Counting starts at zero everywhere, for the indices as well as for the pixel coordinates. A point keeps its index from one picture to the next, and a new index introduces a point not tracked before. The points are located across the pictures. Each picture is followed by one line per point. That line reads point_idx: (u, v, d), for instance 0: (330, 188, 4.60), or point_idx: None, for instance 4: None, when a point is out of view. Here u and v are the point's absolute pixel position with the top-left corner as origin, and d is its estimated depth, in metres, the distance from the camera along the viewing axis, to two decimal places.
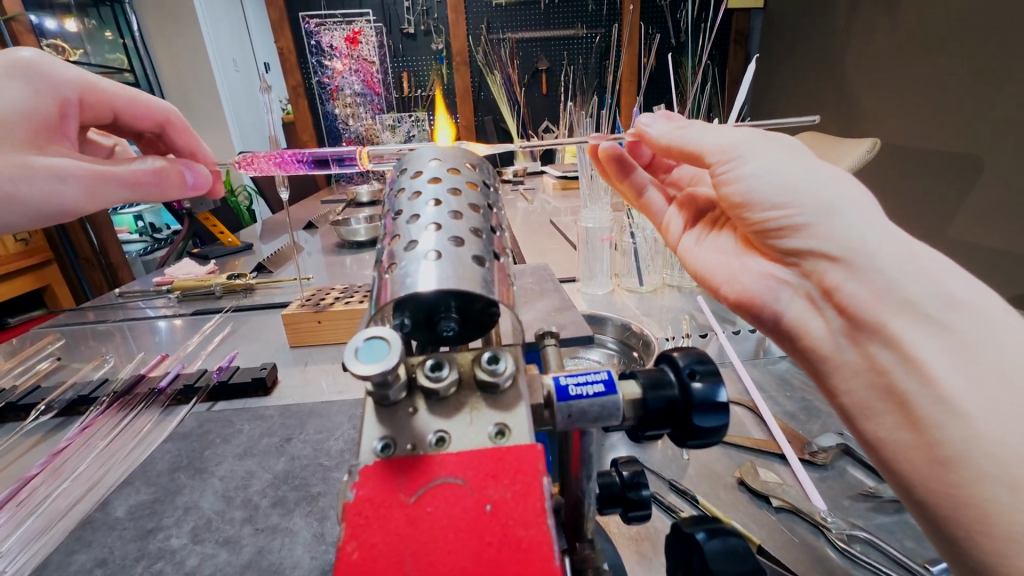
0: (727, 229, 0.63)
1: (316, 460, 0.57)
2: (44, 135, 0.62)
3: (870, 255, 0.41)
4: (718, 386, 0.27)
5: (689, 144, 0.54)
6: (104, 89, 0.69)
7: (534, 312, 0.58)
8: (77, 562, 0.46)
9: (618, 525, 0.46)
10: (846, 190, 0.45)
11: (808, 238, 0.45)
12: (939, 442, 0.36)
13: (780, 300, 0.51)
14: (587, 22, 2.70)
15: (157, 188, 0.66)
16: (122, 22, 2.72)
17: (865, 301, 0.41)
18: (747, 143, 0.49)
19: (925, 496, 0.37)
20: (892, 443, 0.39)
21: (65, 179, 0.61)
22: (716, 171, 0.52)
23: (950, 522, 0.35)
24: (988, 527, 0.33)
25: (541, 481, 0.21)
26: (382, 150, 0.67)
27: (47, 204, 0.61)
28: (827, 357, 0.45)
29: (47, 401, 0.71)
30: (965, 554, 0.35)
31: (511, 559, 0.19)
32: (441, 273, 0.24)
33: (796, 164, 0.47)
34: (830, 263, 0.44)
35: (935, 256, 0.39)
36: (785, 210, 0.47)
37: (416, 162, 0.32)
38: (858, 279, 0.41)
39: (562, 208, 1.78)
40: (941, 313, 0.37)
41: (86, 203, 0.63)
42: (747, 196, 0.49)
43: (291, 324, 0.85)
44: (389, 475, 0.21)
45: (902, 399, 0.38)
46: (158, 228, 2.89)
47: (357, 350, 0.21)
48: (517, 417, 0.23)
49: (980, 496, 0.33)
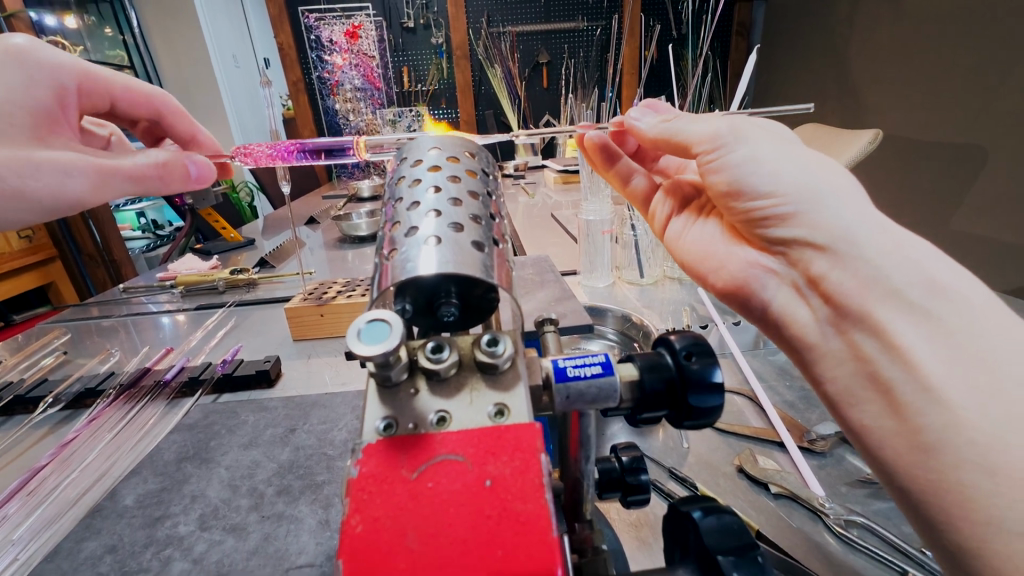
0: (715, 216, 0.63)
1: (321, 450, 0.58)
2: (46, 128, 0.62)
3: (857, 243, 0.41)
4: (713, 366, 0.28)
5: (677, 133, 0.55)
6: (100, 76, 0.69)
7: (535, 302, 0.58)
8: (87, 549, 0.47)
9: (618, 511, 0.47)
10: (834, 178, 0.45)
11: (796, 227, 0.46)
12: (920, 429, 0.36)
13: (767, 288, 0.52)
14: (589, 14, 2.68)
15: (161, 182, 0.68)
16: (122, 18, 2.73)
17: (850, 289, 0.41)
18: (734, 132, 0.50)
19: (907, 483, 0.37)
20: (877, 430, 0.39)
21: (70, 173, 0.62)
22: (702, 161, 0.53)
23: (931, 508, 0.35)
24: (967, 512, 0.33)
25: (539, 458, 0.21)
26: (382, 142, 0.67)
27: (54, 197, 0.62)
28: (813, 345, 0.46)
29: (55, 393, 0.72)
30: (945, 540, 0.35)
31: (510, 531, 0.20)
32: (442, 257, 0.24)
33: (783, 153, 0.48)
34: (817, 253, 0.44)
35: (923, 245, 0.40)
36: (772, 199, 0.47)
37: (416, 150, 0.33)
38: (845, 268, 0.42)
39: (564, 202, 1.78)
40: (924, 301, 0.37)
41: (92, 195, 0.65)
42: (734, 184, 0.50)
43: (293, 317, 0.85)
44: (392, 453, 0.21)
45: (887, 386, 0.38)
46: (161, 225, 2.91)
47: (360, 332, 0.22)
48: (516, 397, 0.23)
49: (959, 482, 0.34)
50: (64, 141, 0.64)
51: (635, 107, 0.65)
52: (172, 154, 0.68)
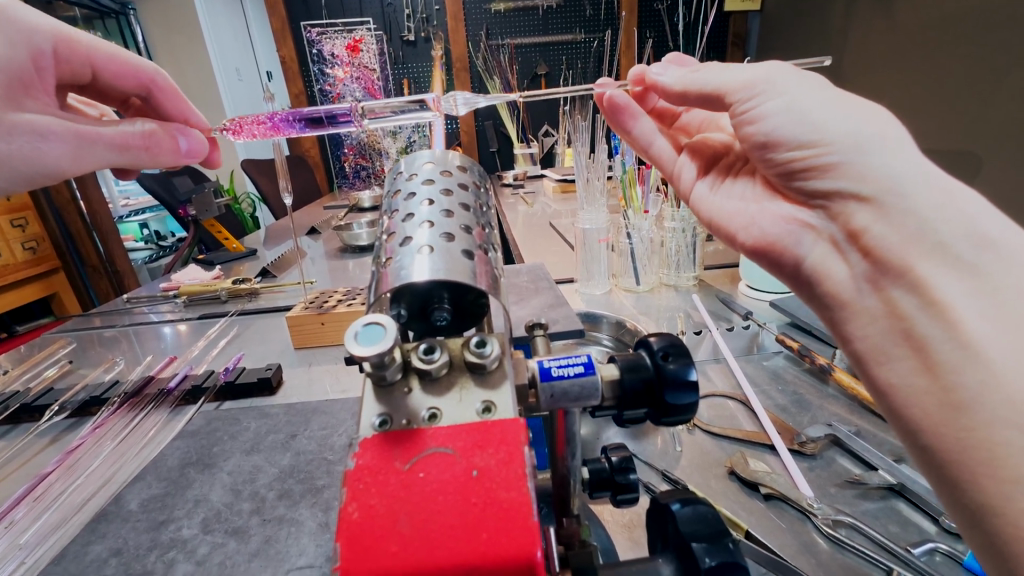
0: (744, 175, 0.63)
1: (321, 454, 0.59)
2: (20, 90, 0.58)
3: (901, 194, 0.41)
4: (688, 366, 0.30)
5: (708, 85, 0.54)
6: (82, 42, 0.64)
7: (530, 309, 0.60)
8: (93, 552, 0.49)
9: (611, 512, 0.48)
10: (888, 131, 0.43)
11: (839, 178, 0.45)
12: (955, 387, 0.36)
13: (801, 244, 0.51)
14: (586, 26, 2.73)
15: (147, 153, 0.64)
16: (127, 33, 2.90)
17: (893, 245, 0.41)
18: (773, 79, 0.49)
19: (933, 442, 0.37)
20: (903, 388, 0.40)
21: (47, 138, 0.59)
22: (737, 110, 0.52)
23: (957, 467, 0.35)
24: (995, 470, 0.33)
25: (522, 450, 0.22)
26: (377, 108, 0.68)
27: (30, 164, 0.59)
28: (847, 303, 0.46)
29: (60, 402, 0.74)
30: (966, 499, 0.35)
31: (493, 517, 0.21)
32: (433, 265, 0.26)
33: (825, 100, 0.47)
34: (860, 205, 0.43)
35: (972, 199, 0.39)
36: (815, 148, 0.46)
37: (411, 165, 0.34)
38: (888, 222, 0.41)
39: (562, 210, 1.82)
40: (969, 256, 0.37)
41: (72, 165, 0.62)
42: (772, 134, 0.49)
43: (295, 326, 0.87)
44: (386, 446, 0.23)
45: (922, 344, 0.39)
46: (163, 236, 2.96)
47: (357, 334, 0.23)
48: (502, 395, 0.25)
49: (990, 439, 0.33)
50: (43, 108, 0.60)
51: (658, 61, 0.63)
52: (161, 126, 0.65)
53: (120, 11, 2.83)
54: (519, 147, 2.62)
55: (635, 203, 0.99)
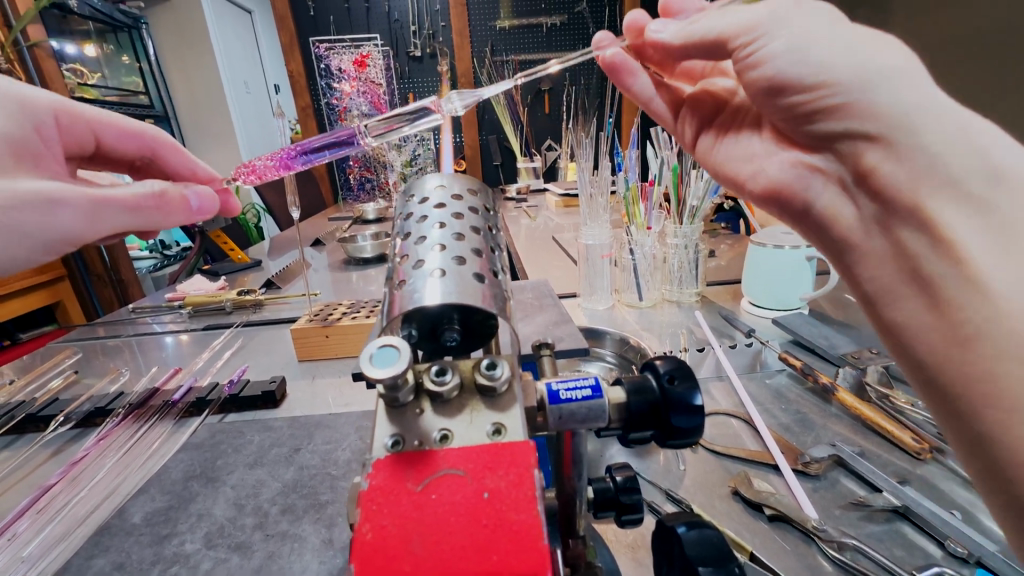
0: (750, 120, 0.62)
1: (324, 469, 0.60)
2: (29, 161, 0.59)
3: (912, 129, 0.39)
4: (694, 390, 0.30)
5: (709, 33, 0.49)
6: (81, 111, 0.67)
7: (536, 325, 0.60)
8: (96, 565, 0.49)
9: (615, 532, 0.48)
10: (897, 56, 0.40)
11: (848, 119, 0.43)
12: (962, 323, 0.37)
13: (815, 186, 0.52)
14: (589, 44, 2.79)
15: (162, 212, 0.63)
16: (139, 45, 2.92)
17: (903, 184, 0.40)
18: (776, 15, 0.44)
19: (941, 376, 0.38)
20: (915, 325, 0.41)
21: (58, 204, 0.55)
22: (739, 56, 0.47)
23: (963, 399, 0.37)
24: (1000, 399, 0.34)
25: (533, 472, 0.23)
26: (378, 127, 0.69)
27: (42, 232, 0.55)
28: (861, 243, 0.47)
29: (66, 412, 0.75)
30: (972, 429, 0.36)
31: (504, 539, 0.21)
32: (445, 288, 0.26)
33: (833, 28, 0.42)
34: (870, 144, 0.42)
35: (987, 128, 0.37)
36: (821, 89, 0.43)
37: (422, 188, 0.35)
38: (900, 161, 0.40)
39: (564, 224, 1.83)
40: (980, 189, 0.36)
41: (85, 230, 0.57)
42: (777, 78, 0.46)
43: (299, 339, 0.88)
44: (399, 467, 0.23)
45: (931, 283, 0.39)
46: (168, 245, 2.98)
47: (371, 356, 0.24)
48: (512, 417, 0.25)
49: (996, 372, 0.34)
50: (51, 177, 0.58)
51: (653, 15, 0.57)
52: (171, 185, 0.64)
53: (134, 24, 2.83)
54: (522, 161, 2.64)
55: (638, 219, 1.00)
